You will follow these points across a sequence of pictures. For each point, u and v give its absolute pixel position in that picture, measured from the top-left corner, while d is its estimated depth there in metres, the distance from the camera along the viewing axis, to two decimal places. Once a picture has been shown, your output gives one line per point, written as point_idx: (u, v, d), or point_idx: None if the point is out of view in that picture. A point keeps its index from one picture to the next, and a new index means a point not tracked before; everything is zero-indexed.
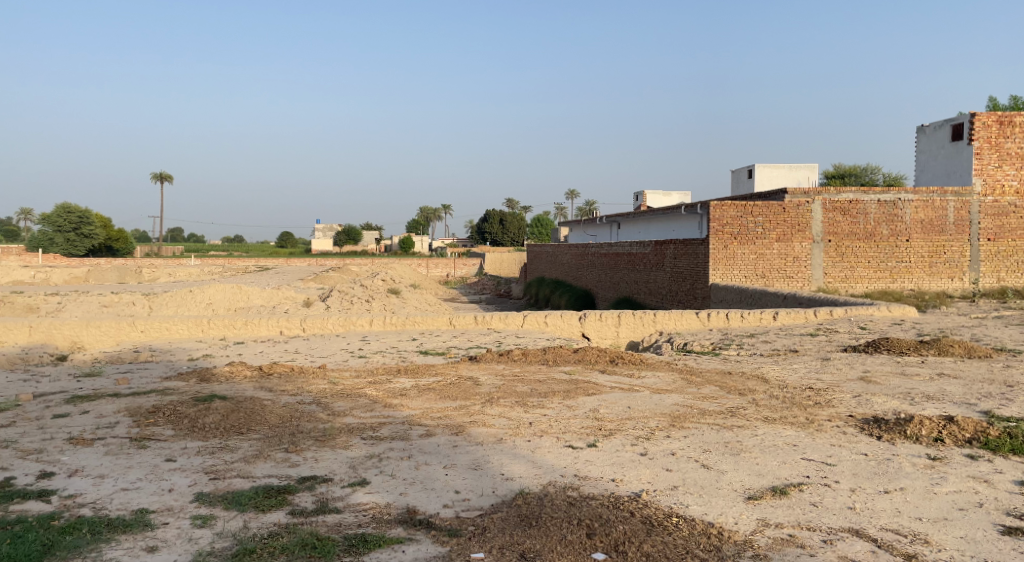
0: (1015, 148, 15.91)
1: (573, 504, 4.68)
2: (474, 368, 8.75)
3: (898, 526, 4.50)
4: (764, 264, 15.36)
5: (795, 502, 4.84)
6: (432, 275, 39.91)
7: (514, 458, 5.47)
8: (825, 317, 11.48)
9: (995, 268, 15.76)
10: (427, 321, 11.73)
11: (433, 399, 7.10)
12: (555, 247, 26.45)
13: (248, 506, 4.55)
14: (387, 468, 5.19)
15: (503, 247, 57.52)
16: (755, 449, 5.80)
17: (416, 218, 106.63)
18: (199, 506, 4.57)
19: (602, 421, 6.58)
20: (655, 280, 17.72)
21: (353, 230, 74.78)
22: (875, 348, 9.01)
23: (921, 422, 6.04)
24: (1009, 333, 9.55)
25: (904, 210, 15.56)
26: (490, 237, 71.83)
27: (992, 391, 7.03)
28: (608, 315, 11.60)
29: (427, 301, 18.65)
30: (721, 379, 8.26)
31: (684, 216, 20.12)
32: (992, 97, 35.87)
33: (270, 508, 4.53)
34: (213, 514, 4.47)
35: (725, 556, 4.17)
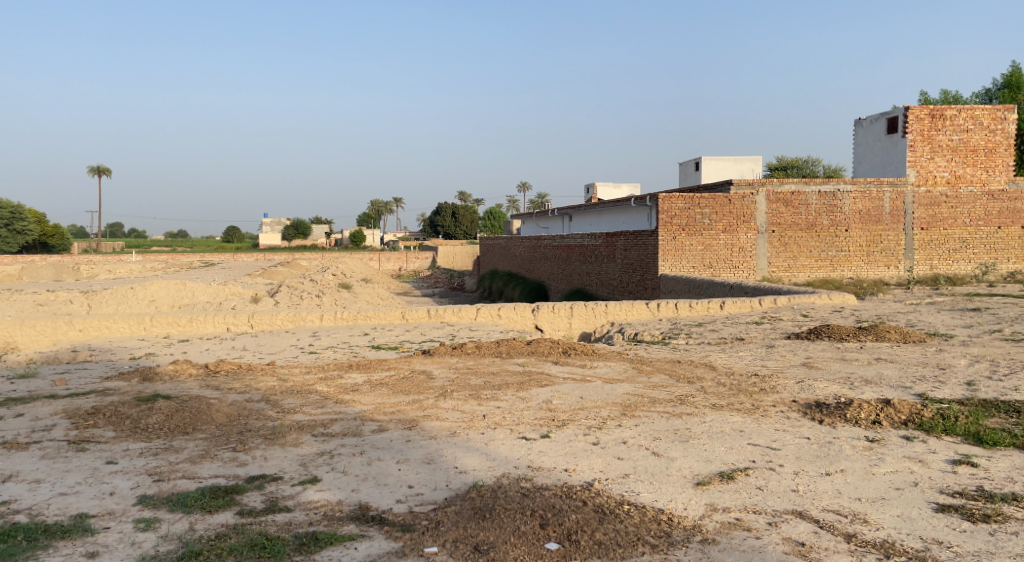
0: (946, 141, 16.56)
1: (527, 495, 4.76)
2: (427, 361, 8.76)
3: (839, 507, 4.68)
4: (712, 255, 15.66)
5: (741, 486, 5.00)
6: (383, 268, 39.83)
7: (467, 452, 5.52)
8: (769, 305, 11.79)
9: (928, 257, 16.27)
10: (380, 316, 11.68)
11: (386, 394, 7.09)
12: (509, 239, 26.53)
13: (194, 507, 4.51)
14: (339, 464, 5.19)
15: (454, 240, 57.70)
16: (703, 435, 5.96)
17: (367, 212, 106.11)
18: (142, 509, 4.52)
19: (555, 412, 6.67)
20: (607, 272, 17.94)
21: (302, 223, 74.52)
22: (817, 335, 9.28)
23: (860, 406, 6.26)
24: (940, 319, 9.93)
25: (843, 201, 16.02)
26: (441, 230, 71.72)
27: (926, 373, 7.33)
28: (560, 307, 11.72)
29: (379, 294, 18.58)
30: (669, 368, 8.44)
31: (634, 208, 20.36)
32: (926, 95, 37.16)
33: (217, 509, 4.51)
34: (157, 517, 4.43)
35: (675, 541, 4.29)
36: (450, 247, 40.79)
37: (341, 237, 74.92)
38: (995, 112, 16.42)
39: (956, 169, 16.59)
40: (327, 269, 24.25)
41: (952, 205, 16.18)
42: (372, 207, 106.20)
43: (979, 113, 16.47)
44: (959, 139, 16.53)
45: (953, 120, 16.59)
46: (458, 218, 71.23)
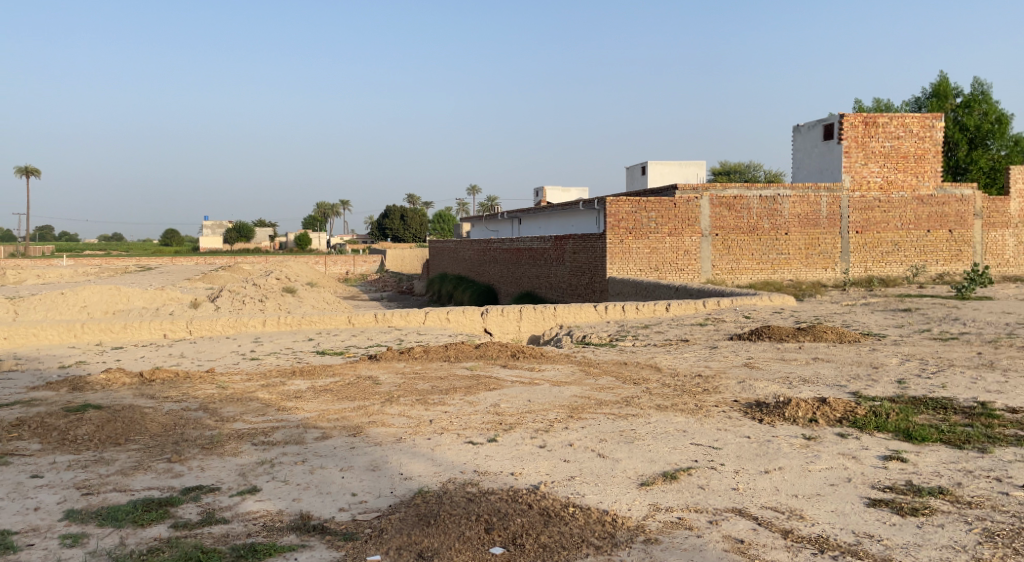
0: (879, 147, 16.92)
1: (472, 500, 4.77)
2: (374, 366, 8.72)
3: (776, 504, 4.80)
4: (658, 258, 15.89)
5: (684, 486, 5.09)
6: (329, 272, 39.43)
7: (413, 457, 5.51)
8: (712, 307, 12.03)
9: (863, 259, 16.77)
10: (325, 321, 11.52)
11: (329, 400, 7.04)
12: (458, 242, 26.49)
13: (125, 521, 4.42)
14: (279, 473, 5.14)
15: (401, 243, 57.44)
16: (648, 436, 6.05)
17: (313, 216, 104.90)
18: (70, 524, 4.41)
19: (503, 415, 6.70)
20: (556, 275, 18.06)
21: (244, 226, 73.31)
22: (758, 336, 9.49)
23: (798, 404, 6.43)
24: (874, 319, 10.25)
25: (783, 205, 16.42)
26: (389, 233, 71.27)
27: (860, 372, 7.55)
28: (509, 310, 11.75)
29: (325, 298, 18.41)
30: (616, 370, 8.54)
31: (583, 212, 20.53)
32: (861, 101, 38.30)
33: (150, 522, 4.43)
34: (85, 532, 4.33)
35: (618, 542, 4.35)
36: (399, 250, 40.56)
37: (287, 240, 73.92)
38: (924, 119, 16.90)
39: (888, 175, 16.93)
40: (270, 272, 23.84)
41: (884, 209, 16.80)
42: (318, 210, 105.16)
43: (910, 120, 16.88)
44: (890, 145, 16.90)
45: (885, 127, 16.95)
46: (407, 221, 70.89)
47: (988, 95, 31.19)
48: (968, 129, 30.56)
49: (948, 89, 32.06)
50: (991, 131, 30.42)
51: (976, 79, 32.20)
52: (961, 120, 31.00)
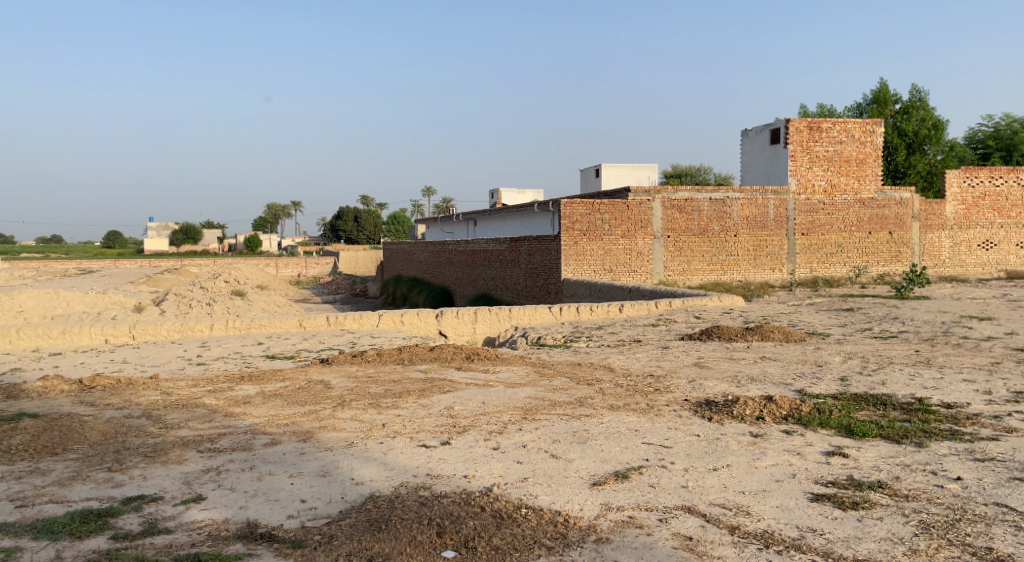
0: (823, 151, 17.26)
1: (424, 504, 4.77)
2: (325, 370, 8.63)
3: (724, 500, 4.89)
4: (611, 259, 16.03)
5: (635, 485, 5.15)
6: (280, 274, 38.93)
7: (364, 462, 5.48)
8: (664, 308, 12.19)
9: (808, 260, 17.16)
10: (275, 324, 11.36)
11: (279, 405, 6.96)
12: (413, 244, 26.37)
13: (62, 534, 4.32)
14: (225, 481, 5.07)
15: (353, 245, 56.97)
16: (600, 436, 6.11)
17: (264, 217, 103.49)
18: (3, 538, 4.30)
19: (457, 418, 6.70)
20: (511, 277, 18.10)
21: (192, 228, 71.88)
22: (707, 336, 9.65)
23: (745, 403, 6.56)
24: (819, 318, 10.50)
25: (732, 207, 16.73)
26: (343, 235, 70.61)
27: (805, 370, 7.73)
28: (463, 313, 11.75)
29: (275, 302, 18.17)
30: (570, 371, 8.59)
31: (538, 214, 20.61)
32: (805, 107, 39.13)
33: (88, 534, 4.33)
34: (20, 546, 4.22)
35: (570, 542, 4.39)
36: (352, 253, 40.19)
37: (237, 242, 72.77)
38: (865, 125, 17.33)
39: (831, 179, 17.30)
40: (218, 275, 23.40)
41: (829, 212, 17.23)
42: (269, 211, 103.75)
43: (851, 126, 17.29)
44: (834, 150, 17.27)
45: (829, 132, 17.28)
46: (361, 222, 70.33)
47: (924, 102, 32.25)
48: (907, 135, 31.31)
49: (888, 96, 32.95)
50: (928, 136, 31.29)
51: (913, 86, 33.17)
52: (899, 125, 31.86)
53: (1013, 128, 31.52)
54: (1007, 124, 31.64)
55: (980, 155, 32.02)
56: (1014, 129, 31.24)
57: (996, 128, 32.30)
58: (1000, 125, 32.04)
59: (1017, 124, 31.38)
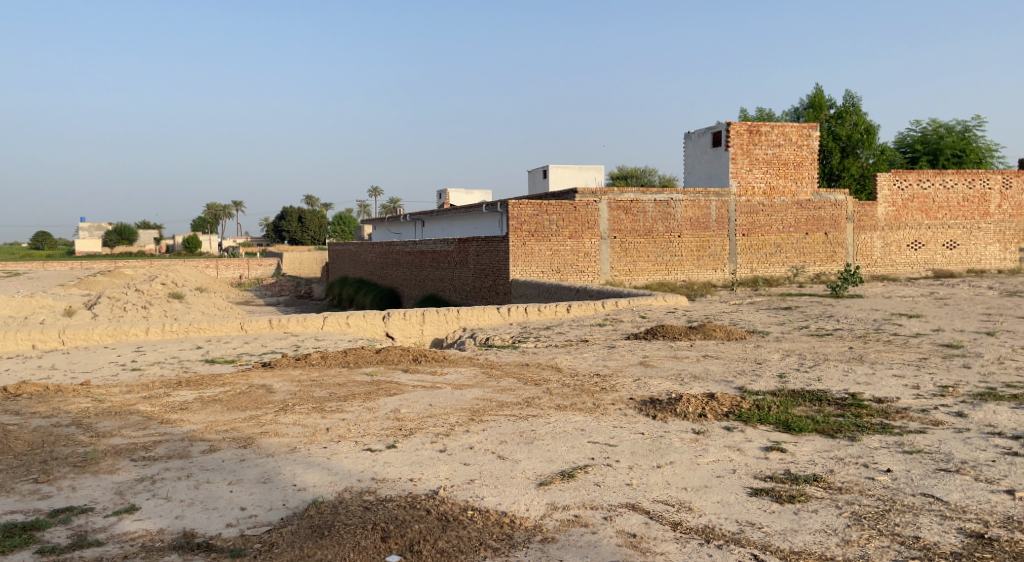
0: (762, 154, 17.68)
1: (369, 509, 4.73)
2: (267, 375, 8.49)
3: (667, 497, 4.96)
4: (559, 260, 16.12)
5: (581, 484, 5.18)
6: (221, 276, 38.19)
7: (307, 467, 5.41)
8: (611, 308, 12.30)
9: (749, 260, 17.52)
10: (215, 328, 11.15)
11: (218, 411, 6.83)
12: (359, 245, 26.12)
13: None
14: (161, 490, 4.95)
15: (297, 247, 56.26)
16: (547, 436, 6.14)
17: (205, 218, 101.45)
18: None
19: (403, 421, 6.66)
20: (460, 277, 18.07)
21: (128, 230, 70.02)
22: (652, 335, 9.77)
23: (688, 400, 6.65)
24: (760, 317, 10.71)
25: (676, 208, 16.99)
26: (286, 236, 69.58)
27: (746, 367, 7.88)
28: (411, 314, 11.69)
29: (215, 304, 17.82)
30: (517, 371, 8.61)
31: (486, 214, 20.59)
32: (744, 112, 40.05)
33: (13, 549, 4.19)
34: None
35: (516, 543, 4.40)
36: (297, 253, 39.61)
37: (176, 243, 71.16)
38: (802, 129, 17.80)
39: (770, 181, 17.76)
40: (156, 276, 22.84)
41: (768, 213, 17.61)
42: (210, 212, 101.73)
43: (789, 130, 17.74)
44: (773, 153, 17.70)
45: (767, 135, 17.70)
46: (305, 223, 69.43)
47: (857, 108, 33.40)
48: (840, 139, 32.33)
49: (823, 101, 33.75)
50: (860, 140, 32.38)
51: (846, 92, 34.08)
52: (833, 129, 32.67)
53: (939, 133, 32.25)
54: (933, 130, 32.39)
55: (907, 158, 32.56)
56: (940, 134, 32.02)
57: (923, 133, 33.00)
58: (927, 130, 32.78)
59: (943, 129, 32.15)
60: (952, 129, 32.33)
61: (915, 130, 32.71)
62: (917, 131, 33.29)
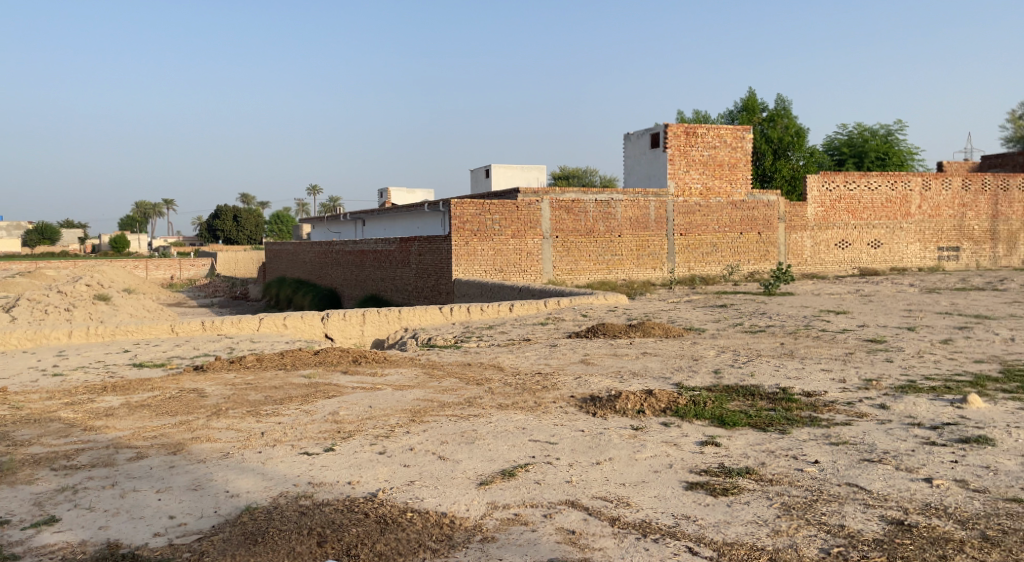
0: (698, 156, 18.03)
1: (305, 514, 4.64)
2: (199, 378, 8.28)
3: (606, 493, 4.98)
4: (502, 259, 16.13)
5: (521, 482, 5.17)
6: (151, 276, 37.13)
7: (240, 473, 5.29)
8: (553, 307, 12.35)
9: (687, 259, 17.79)
10: (144, 330, 10.84)
11: (147, 416, 6.63)
12: (297, 244, 25.69)
13: None
14: (83, 500, 4.78)
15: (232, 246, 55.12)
16: (488, 435, 6.12)
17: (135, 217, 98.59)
18: None
19: (342, 423, 6.56)
20: (401, 277, 17.92)
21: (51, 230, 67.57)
22: (594, 333, 9.84)
23: (627, 397, 6.71)
24: (697, 314, 10.88)
25: (616, 209, 17.16)
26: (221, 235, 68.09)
27: (683, 364, 7.99)
28: (351, 315, 11.56)
29: (144, 306, 17.30)
30: (459, 371, 8.56)
31: (428, 214, 20.50)
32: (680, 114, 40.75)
33: None
34: None
35: (455, 543, 4.37)
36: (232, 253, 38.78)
37: (105, 243, 68.99)
38: (736, 131, 18.23)
39: (706, 182, 18.16)
40: (83, 277, 22.07)
41: (704, 214, 17.92)
42: (141, 210, 98.91)
43: (724, 132, 18.17)
44: (708, 154, 18.07)
45: (703, 137, 18.07)
46: (240, 222, 68.06)
47: (788, 111, 34.32)
48: (772, 141, 33.13)
49: (755, 105, 34.55)
50: (791, 142, 33.22)
51: (778, 97, 34.98)
52: (765, 132, 33.48)
53: (864, 137, 33.31)
54: (859, 134, 33.45)
55: (834, 160, 33.50)
56: (865, 138, 33.08)
57: (849, 136, 34.03)
58: (853, 134, 33.82)
59: (868, 133, 33.23)
60: (875, 133, 33.44)
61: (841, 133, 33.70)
62: (843, 134, 34.33)
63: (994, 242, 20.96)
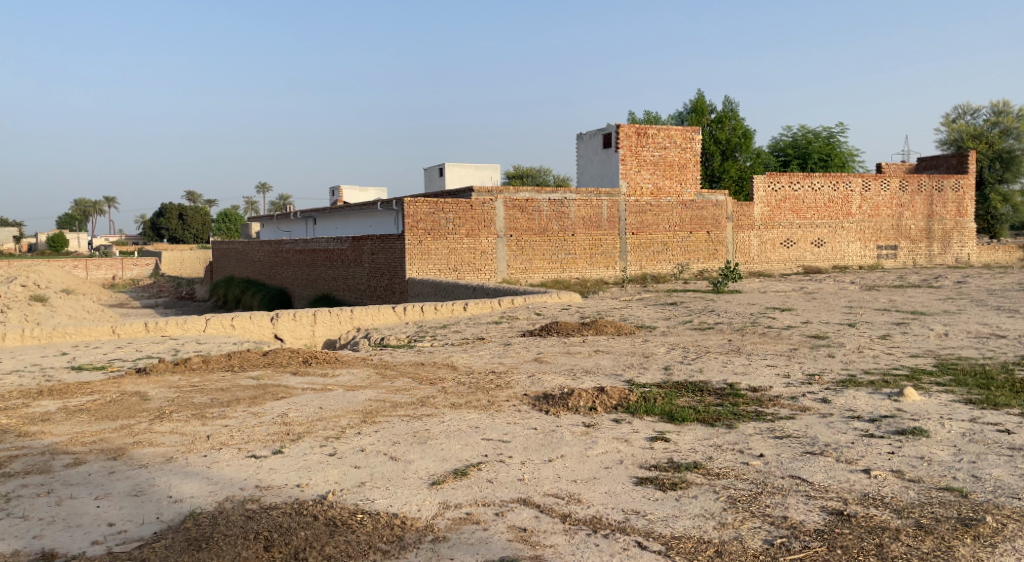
0: (649, 156, 18.06)
1: (251, 518, 4.55)
2: (142, 381, 8.08)
3: (557, 490, 4.98)
4: (456, 258, 16.07)
5: (473, 481, 5.14)
6: (92, 276, 36.13)
7: (184, 478, 5.16)
8: (507, 305, 12.35)
9: (638, 258, 17.96)
10: (84, 332, 10.54)
11: (86, 421, 6.44)
12: (246, 243, 25.25)
13: None
14: (17, 509, 4.62)
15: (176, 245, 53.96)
16: (441, 435, 6.08)
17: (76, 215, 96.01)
18: None
19: (291, 425, 6.46)
20: (354, 276, 17.74)
21: None
22: (547, 331, 9.85)
23: (579, 394, 6.72)
24: (648, 312, 10.98)
25: (570, 208, 17.22)
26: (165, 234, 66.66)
27: (634, 361, 8.05)
28: (301, 315, 11.40)
29: (84, 308, 16.81)
30: (412, 371, 8.50)
31: (381, 212, 20.32)
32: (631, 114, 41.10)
33: None
34: None
35: (406, 544, 4.32)
36: (177, 252, 37.98)
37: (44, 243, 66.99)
38: (686, 132, 18.28)
39: (657, 182, 18.22)
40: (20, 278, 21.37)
41: (655, 213, 18.14)
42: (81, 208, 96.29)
43: (673, 133, 18.19)
44: (659, 155, 18.12)
45: (654, 138, 18.09)
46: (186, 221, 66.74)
47: (735, 113, 34.86)
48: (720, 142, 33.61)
49: (704, 106, 34.99)
50: (738, 144, 33.77)
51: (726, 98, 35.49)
52: (714, 133, 33.94)
53: (808, 138, 33.98)
54: (803, 135, 34.11)
55: (779, 161, 34.11)
56: (809, 139, 33.78)
57: (793, 138, 34.69)
58: (797, 135, 34.49)
59: (811, 135, 33.90)
60: (818, 135, 34.14)
61: (786, 134, 34.33)
62: (788, 135, 34.97)
63: (930, 241, 21.58)
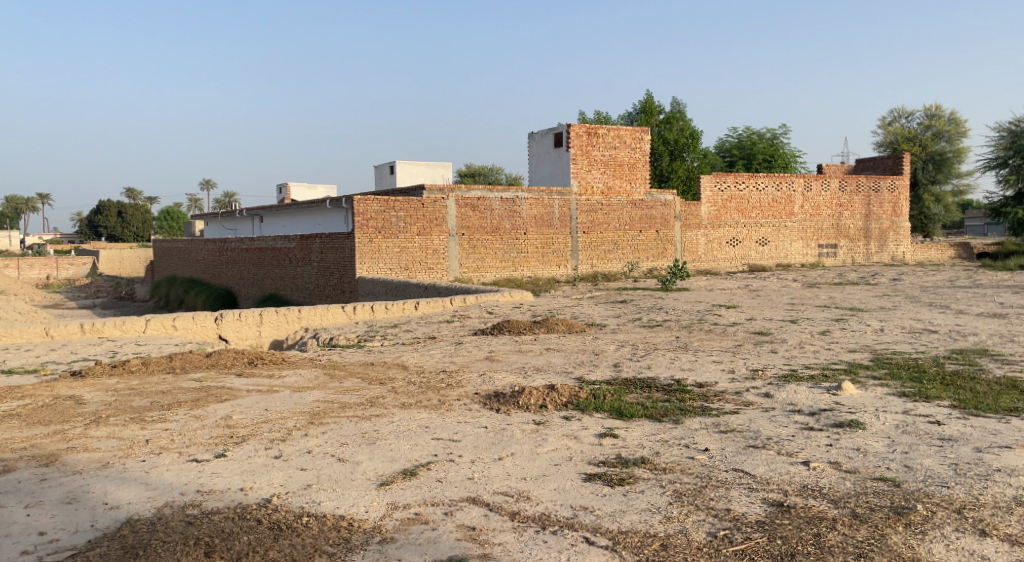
0: (599, 155, 18.14)
1: (192, 523, 4.42)
2: (78, 385, 7.81)
3: (507, 488, 4.95)
4: (407, 257, 15.94)
5: (422, 481, 5.08)
6: (26, 277, 34.93)
7: (121, 483, 4.99)
8: (459, 304, 12.28)
9: (589, 256, 18.04)
10: (16, 334, 10.18)
11: (17, 427, 6.19)
12: (190, 242, 24.68)
13: None
14: None
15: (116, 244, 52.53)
16: (390, 435, 5.99)
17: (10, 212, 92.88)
18: None
19: (234, 427, 6.30)
20: (302, 276, 17.47)
21: None
22: (498, 330, 9.81)
23: (530, 392, 6.70)
24: (598, 310, 11.02)
25: (521, 207, 17.22)
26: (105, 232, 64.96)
27: (585, 359, 8.06)
28: (247, 315, 11.20)
29: (19, 310, 16.24)
30: (361, 371, 8.38)
31: (330, 210, 20.04)
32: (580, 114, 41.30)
33: None
34: None
35: (353, 546, 4.24)
36: (117, 252, 36.97)
37: None
38: (635, 132, 18.37)
39: (608, 182, 18.33)
40: None
41: (606, 212, 18.23)
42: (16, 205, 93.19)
43: (623, 133, 18.29)
44: (609, 154, 18.23)
45: (604, 138, 18.19)
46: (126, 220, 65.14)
47: (683, 114, 35.28)
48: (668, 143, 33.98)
49: (653, 106, 35.34)
50: (686, 144, 34.19)
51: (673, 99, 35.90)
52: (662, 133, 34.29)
53: (753, 139, 34.58)
54: (748, 136, 34.69)
55: (726, 161, 34.62)
56: (754, 140, 34.38)
57: (739, 138, 35.25)
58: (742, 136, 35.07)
59: (756, 136, 34.51)
60: (763, 136, 34.77)
61: (732, 135, 34.87)
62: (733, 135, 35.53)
63: (870, 240, 22.13)
